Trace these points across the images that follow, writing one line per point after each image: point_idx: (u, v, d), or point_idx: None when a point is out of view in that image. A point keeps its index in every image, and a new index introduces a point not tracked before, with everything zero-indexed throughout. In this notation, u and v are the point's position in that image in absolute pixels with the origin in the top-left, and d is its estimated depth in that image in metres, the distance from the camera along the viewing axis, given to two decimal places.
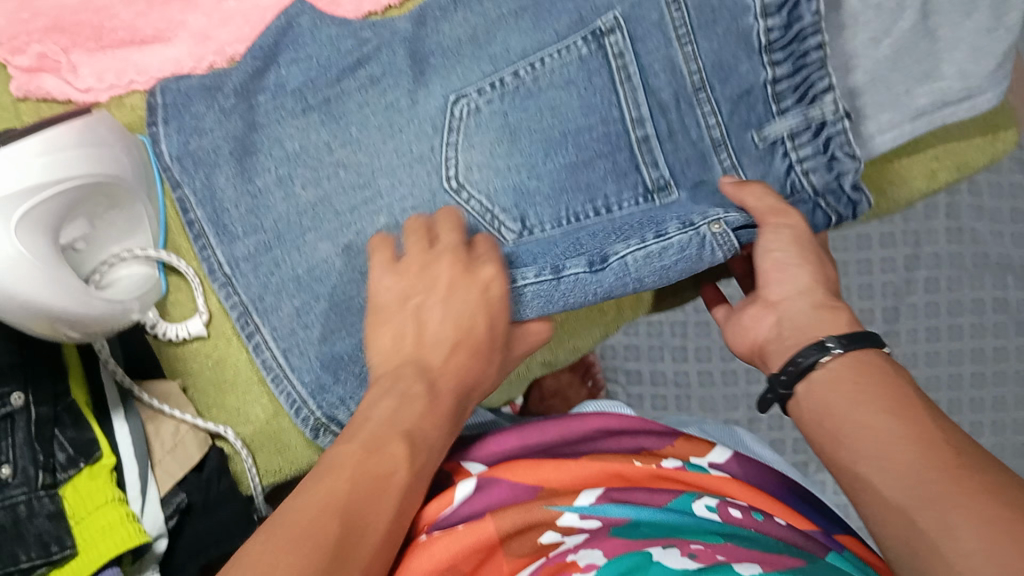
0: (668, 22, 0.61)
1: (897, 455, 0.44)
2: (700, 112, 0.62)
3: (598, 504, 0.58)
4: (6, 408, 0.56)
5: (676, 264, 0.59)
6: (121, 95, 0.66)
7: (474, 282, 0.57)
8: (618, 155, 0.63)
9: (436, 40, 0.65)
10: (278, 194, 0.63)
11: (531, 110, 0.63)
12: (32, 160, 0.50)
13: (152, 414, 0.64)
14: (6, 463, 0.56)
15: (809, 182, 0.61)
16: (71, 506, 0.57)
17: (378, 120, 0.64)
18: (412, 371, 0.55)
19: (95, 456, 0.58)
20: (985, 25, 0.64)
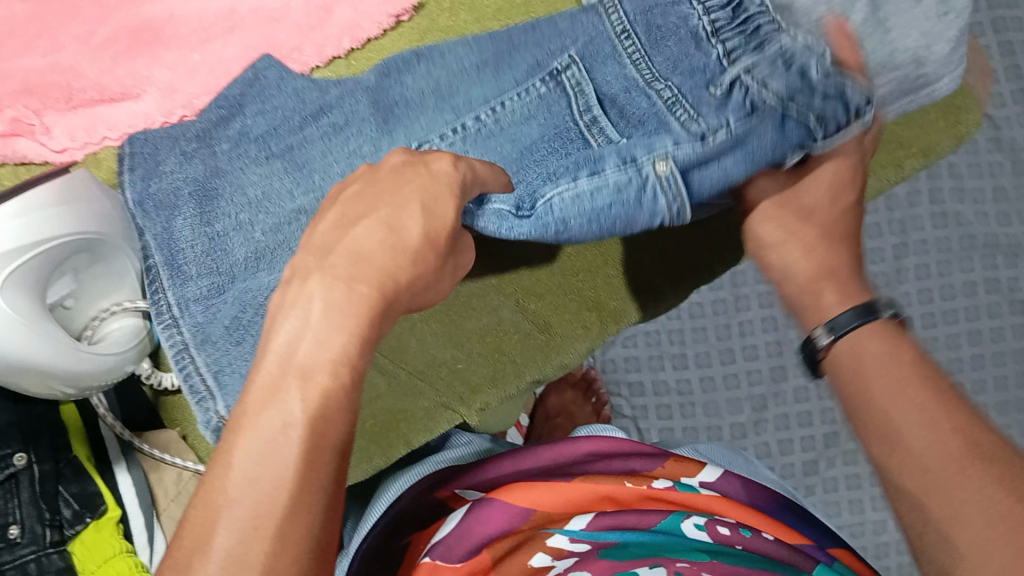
0: (623, 49, 0.58)
1: (901, 432, 0.46)
2: (652, 91, 0.56)
3: (587, 527, 0.61)
4: (8, 468, 0.58)
5: (611, 208, 0.49)
6: (94, 151, 0.68)
7: (425, 176, 0.44)
8: (569, 146, 0.57)
9: (400, 91, 0.63)
10: (235, 240, 0.60)
11: (495, 147, 0.59)
12: (6, 225, 0.51)
13: (154, 464, 0.65)
14: (14, 523, 0.57)
15: (769, 91, 0.48)
16: (79, 560, 0.59)
17: (341, 166, 0.61)
18: (311, 262, 0.43)
19: (99, 509, 0.60)
20: (934, 10, 0.65)
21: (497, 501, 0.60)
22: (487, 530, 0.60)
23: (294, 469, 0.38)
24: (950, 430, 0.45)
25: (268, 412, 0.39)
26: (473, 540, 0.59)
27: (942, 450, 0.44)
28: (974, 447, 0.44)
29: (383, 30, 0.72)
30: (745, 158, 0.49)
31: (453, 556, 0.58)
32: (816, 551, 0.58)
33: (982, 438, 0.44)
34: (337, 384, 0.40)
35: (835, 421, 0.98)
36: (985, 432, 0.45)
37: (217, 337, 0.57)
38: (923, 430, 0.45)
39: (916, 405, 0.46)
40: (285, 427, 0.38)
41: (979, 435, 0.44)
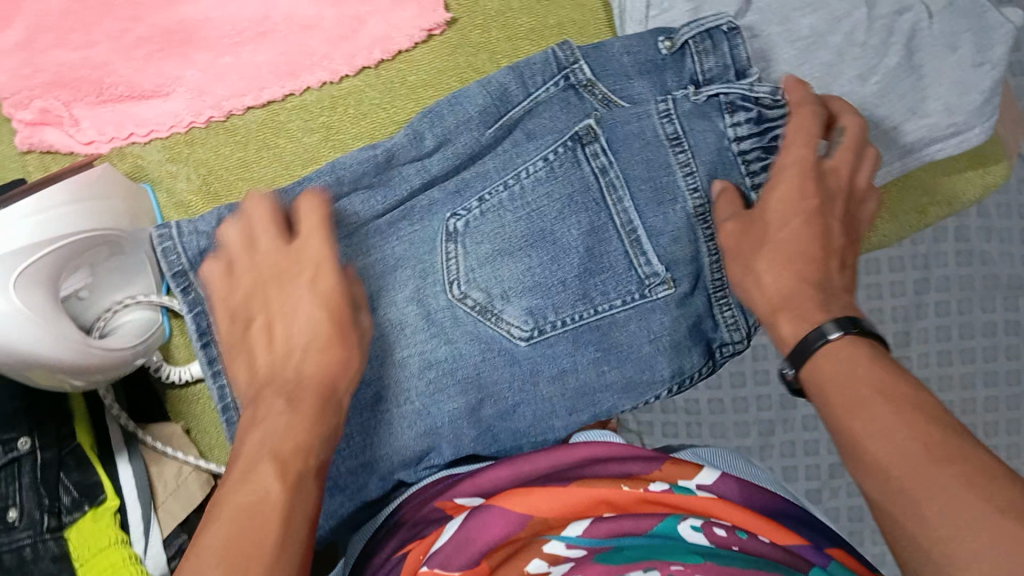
0: (674, 157, 0.66)
1: (866, 448, 0.44)
2: (672, 156, 0.66)
3: (585, 533, 0.59)
4: (12, 452, 0.59)
5: (517, 217, 0.66)
6: (121, 146, 0.68)
7: (299, 285, 0.54)
8: (589, 195, 0.66)
9: (504, 226, 0.66)
10: (411, 431, 0.66)
11: (536, 261, 0.66)
12: (14, 227, 0.51)
13: (156, 457, 0.66)
14: (13, 507, 0.58)
15: (740, 146, 0.65)
16: (74, 547, 0.60)
17: (495, 247, 0.66)
18: (273, 391, 0.51)
19: (98, 498, 0.61)
20: (970, 59, 0.69)
21: (496, 508, 0.60)
22: (487, 535, 0.59)
23: (284, 512, 0.45)
24: (901, 410, 0.44)
25: (242, 488, 0.45)
26: (473, 546, 0.58)
27: (907, 454, 0.42)
28: (932, 445, 0.42)
29: (416, 42, 0.72)
30: (573, 160, 0.66)
31: (454, 565, 0.57)
32: (811, 553, 0.57)
33: (940, 436, 0.42)
34: (289, 495, 0.46)
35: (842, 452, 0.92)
36: (937, 423, 0.43)
37: None
38: (891, 437, 0.43)
39: (871, 412, 0.45)
40: (262, 497, 0.45)
41: (928, 418, 0.43)
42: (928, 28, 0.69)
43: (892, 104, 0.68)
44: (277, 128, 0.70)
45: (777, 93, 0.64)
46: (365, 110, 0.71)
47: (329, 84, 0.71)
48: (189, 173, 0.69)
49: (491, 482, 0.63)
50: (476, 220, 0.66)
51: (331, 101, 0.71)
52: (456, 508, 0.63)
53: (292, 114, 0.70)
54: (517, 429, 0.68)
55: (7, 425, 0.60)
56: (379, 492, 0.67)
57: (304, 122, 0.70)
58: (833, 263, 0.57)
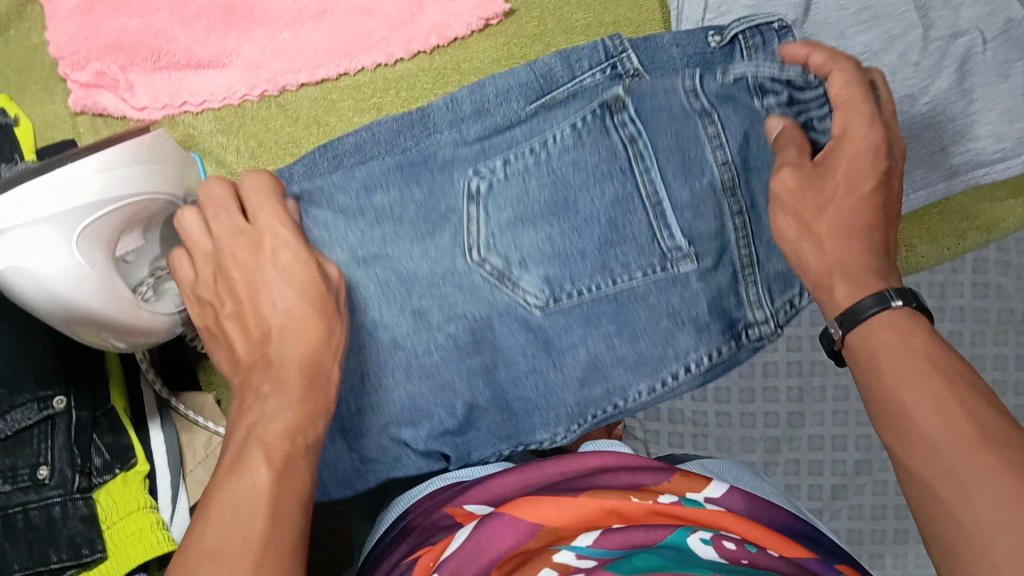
0: (703, 129, 0.60)
1: (916, 423, 0.46)
2: (702, 128, 0.60)
3: (595, 543, 0.59)
4: (47, 410, 0.59)
5: (539, 182, 0.60)
6: (173, 113, 0.69)
7: (271, 263, 0.53)
8: (614, 163, 0.60)
9: (523, 194, 0.60)
10: (428, 382, 0.63)
11: (558, 228, 0.61)
12: (92, 177, 0.51)
13: (187, 425, 0.67)
14: (44, 464, 0.59)
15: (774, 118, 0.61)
16: (103, 509, 0.60)
17: (511, 215, 0.60)
18: (258, 374, 0.52)
19: (129, 462, 0.62)
20: (1020, 87, 0.69)
21: (507, 516, 0.60)
22: (498, 543, 0.59)
23: (271, 502, 0.46)
24: (957, 395, 0.46)
25: (230, 480, 0.47)
26: (484, 556, 0.58)
27: (951, 436, 0.45)
28: (985, 433, 0.45)
29: (472, 30, 0.72)
30: (600, 128, 0.60)
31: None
32: (819, 566, 0.58)
33: (994, 423, 0.45)
34: (279, 479, 0.47)
35: (845, 474, 0.88)
36: (986, 407, 0.46)
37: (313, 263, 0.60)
38: (942, 417, 0.46)
39: (926, 388, 0.47)
40: (250, 488, 0.46)
41: (977, 403, 0.46)
42: (982, 53, 0.69)
43: (942, 129, 0.70)
44: (329, 106, 0.71)
45: (805, 74, 0.59)
46: (417, 94, 0.71)
47: (382, 66, 0.71)
48: (239, 145, 0.70)
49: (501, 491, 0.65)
50: (499, 186, 0.60)
51: (383, 83, 0.71)
52: (465, 515, 0.64)
53: (344, 93, 0.71)
54: (525, 398, 0.64)
55: (42, 383, 0.60)
56: (384, 454, 0.65)
57: (355, 102, 0.71)
58: (890, 233, 0.57)
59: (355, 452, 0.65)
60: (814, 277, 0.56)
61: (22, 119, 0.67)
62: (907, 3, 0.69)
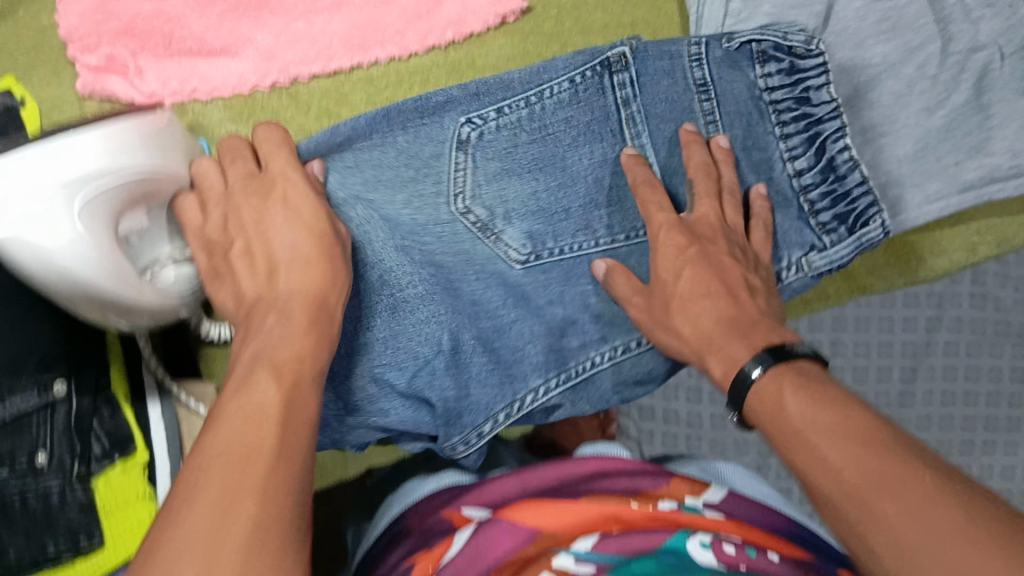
0: (700, 104, 0.68)
1: (807, 478, 0.47)
2: (698, 102, 0.68)
3: (595, 548, 0.56)
4: (48, 396, 0.58)
5: (531, 141, 0.68)
6: (183, 101, 0.68)
7: (277, 202, 0.56)
8: (607, 121, 0.68)
9: (515, 146, 0.67)
10: (413, 319, 0.63)
11: (548, 182, 0.67)
12: (96, 147, 0.49)
13: (186, 414, 0.67)
14: (43, 450, 0.58)
15: (773, 98, 0.68)
16: (100, 497, 0.60)
17: (497, 165, 0.67)
18: (265, 307, 0.52)
19: (129, 450, 0.61)
20: None
21: (506, 521, 0.60)
22: (497, 549, 0.59)
23: (280, 415, 0.45)
24: (857, 439, 0.46)
25: (236, 399, 0.45)
26: (483, 561, 0.58)
27: (845, 470, 0.45)
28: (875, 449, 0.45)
29: (489, 27, 0.72)
30: (597, 88, 0.68)
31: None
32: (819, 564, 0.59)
33: (874, 434, 0.46)
34: (290, 408, 0.46)
35: None
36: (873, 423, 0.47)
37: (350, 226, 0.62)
38: (838, 462, 0.45)
39: (827, 424, 0.47)
40: (260, 407, 0.45)
41: (862, 421, 0.47)
42: (999, 69, 0.69)
43: (958, 141, 0.69)
44: (340, 98, 0.71)
45: (810, 42, 0.67)
46: (430, 89, 0.72)
47: (396, 60, 0.71)
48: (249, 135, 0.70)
49: (500, 494, 0.68)
50: (496, 135, 0.67)
51: (397, 77, 0.71)
52: (463, 518, 0.65)
53: (356, 86, 0.71)
54: (513, 349, 0.66)
55: (47, 365, 0.59)
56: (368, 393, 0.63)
57: (368, 95, 0.71)
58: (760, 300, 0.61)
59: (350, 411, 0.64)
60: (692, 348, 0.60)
61: (29, 102, 0.66)
62: (927, 16, 0.69)
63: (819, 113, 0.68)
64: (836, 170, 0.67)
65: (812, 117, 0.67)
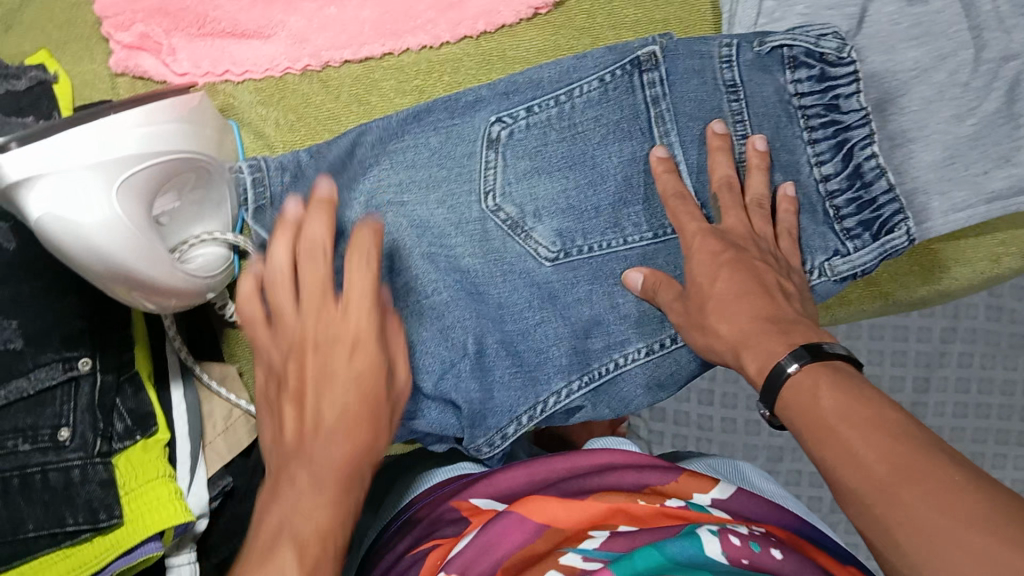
0: (729, 103, 0.68)
1: (840, 478, 0.45)
2: (726, 100, 0.68)
3: (601, 547, 0.58)
4: (72, 371, 0.60)
5: (560, 141, 0.68)
6: (214, 81, 0.68)
7: (344, 348, 0.51)
8: (636, 120, 0.68)
9: (545, 146, 0.68)
10: (439, 323, 0.66)
11: (577, 182, 0.68)
12: (132, 130, 0.50)
13: (207, 394, 0.67)
14: (65, 425, 0.59)
15: (802, 103, 0.68)
16: (121, 474, 0.60)
17: (527, 165, 0.68)
18: (297, 463, 0.50)
19: (150, 430, 0.62)
20: None
21: (516, 513, 0.60)
22: (505, 541, 0.59)
23: None
24: (887, 435, 0.44)
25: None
26: (491, 556, 0.58)
27: (882, 471, 0.43)
28: (913, 458, 0.43)
29: (520, 18, 0.72)
30: (626, 88, 0.68)
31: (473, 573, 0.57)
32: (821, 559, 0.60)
33: (913, 436, 0.44)
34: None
35: None
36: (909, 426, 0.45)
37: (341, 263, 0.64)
38: (872, 457, 0.44)
39: (843, 409, 0.47)
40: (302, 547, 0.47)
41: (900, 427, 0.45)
42: None
43: (987, 150, 0.69)
44: (370, 85, 0.71)
45: (842, 50, 0.65)
46: (459, 79, 0.71)
47: (428, 48, 0.71)
48: (278, 118, 0.70)
49: (508, 486, 0.67)
50: (524, 136, 0.68)
51: (427, 66, 0.71)
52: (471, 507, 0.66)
53: (387, 73, 0.71)
54: (539, 350, 0.68)
55: (71, 343, 0.60)
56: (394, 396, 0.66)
57: (397, 83, 0.71)
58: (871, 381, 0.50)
59: None
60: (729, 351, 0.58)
61: (62, 77, 0.67)
62: (960, 22, 0.69)
63: (848, 120, 0.67)
64: (864, 177, 0.67)
65: (840, 124, 0.67)
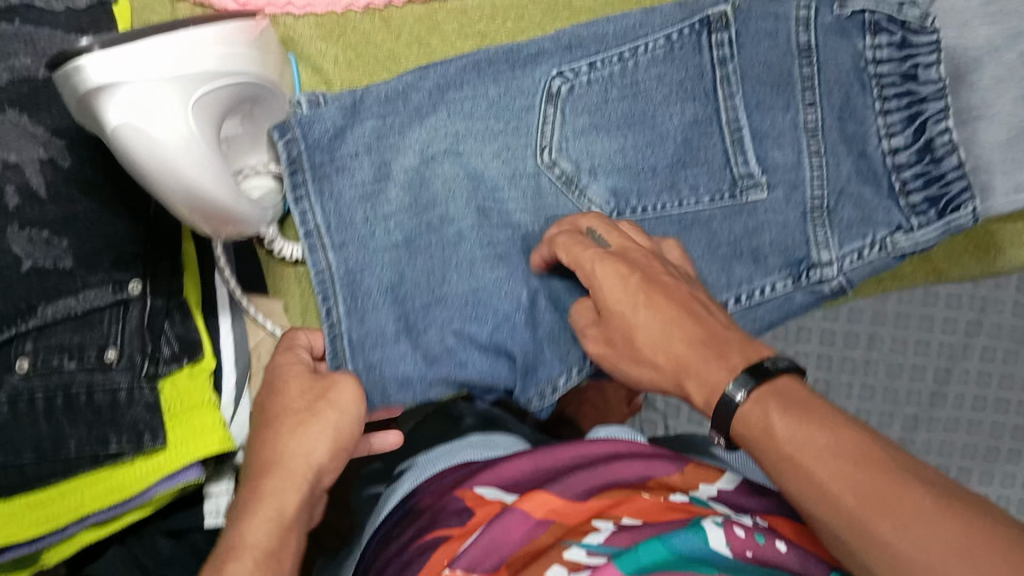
0: (799, 66, 0.67)
1: (810, 507, 0.46)
2: (797, 64, 0.67)
3: (606, 542, 0.57)
4: (122, 294, 0.60)
5: (619, 100, 0.67)
6: (276, 13, 0.68)
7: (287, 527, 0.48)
8: (700, 83, 0.68)
9: (608, 103, 0.67)
10: (492, 275, 0.65)
11: (636, 143, 0.67)
12: (208, 48, 0.49)
13: (255, 327, 0.67)
14: (114, 347, 0.59)
15: (879, 70, 0.67)
16: (166, 400, 0.60)
17: (586, 120, 0.67)
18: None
19: (197, 355, 0.61)
20: None
21: (518, 510, 0.60)
22: (509, 538, 0.59)
23: None
24: (857, 461, 0.45)
25: None
26: (496, 554, 0.57)
27: (860, 500, 0.44)
28: (889, 477, 0.44)
29: None
30: (694, 47, 0.67)
31: (480, 568, 0.56)
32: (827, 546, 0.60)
33: (881, 452, 0.45)
34: None
35: None
36: (870, 441, 0.46)
37: (375, 214, 0.64)
38: (843, 491, 0.44)
39: (809, 431, 0.46)
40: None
41: (863, 443, 0.45)
42: None
43: None
44: (432, 28, 0.70)
45: (925, 19, 0.64)
46: (523, 27, 0.71)
47: None
48: (337, 55, 0.69)
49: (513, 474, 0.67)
50: (587, 92, 0.67)
51: (491, 11, 0.70)
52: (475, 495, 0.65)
53: (449, 17, 0.70)
54: None
55: (123, 266, 0.60)
56: (441, 345, 0.64)
57: (460, 26, 0.70)
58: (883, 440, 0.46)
59: (417, 351, 0.64)
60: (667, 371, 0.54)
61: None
62: None
63: (924, 93, 0.65)
64: (934, 152, 0.65)
65: (917, 96, 0.65)
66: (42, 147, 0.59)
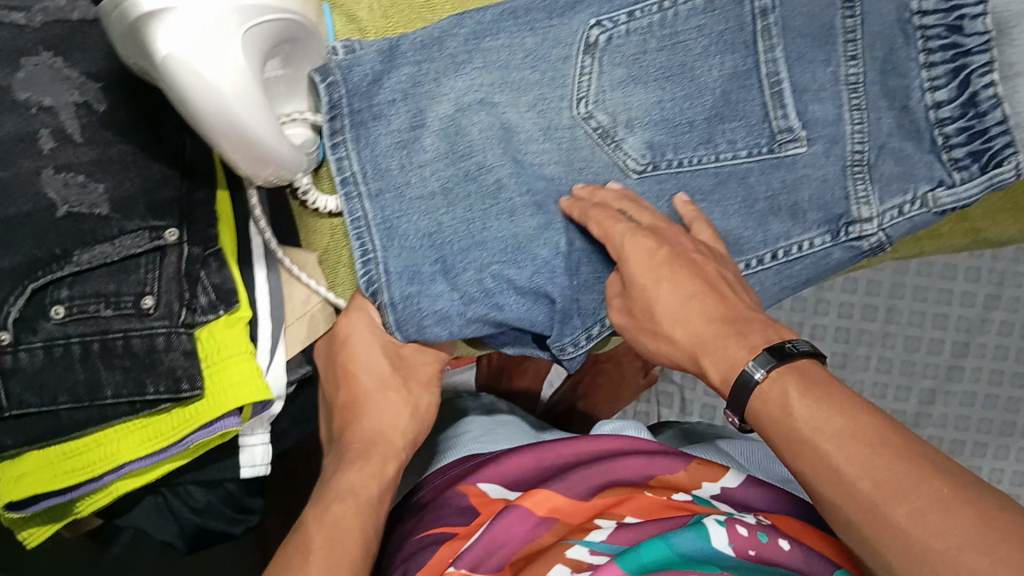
0: (842, 17, 0.66)
1: (824, 491, 0.48)
2: (840, 16, 0.66)
3: (607, 541, 0.62)
4: (158, 241, 0.59)
5: (656, 52, 0.66)
6: None
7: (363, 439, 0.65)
8: (740, 35, 0.66)
9: (646, 54, 0.66)
10: (531, 222, 0.64)
11: (672, 95, 0.66)
12: None
13: (289, 278, 0.66)
14: (150, 294, 0.58)
15: (922, 24, 0.65)
16: (203, 349, 0.59)
17: (623, 72, 0.66)
18: None
19: (234, 305, 0.59)
20: None
21: (519, 509, 0.64)
22: (511, 537, 0.64)
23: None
24: (866, 443, 0.47)
25: None
26: (498, 554, 0.62)
27: (865, 482, 0.46)
28: (897, 461, 0.46)
29: None
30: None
31: (482, 567, 0.61)
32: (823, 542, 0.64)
33: (894, 439, 0.47)
34: None
35: None
36: (884, 426, 0.48)
37: (410, 161, 0.63)
38: (851, 471, 0.47)
39: (826, 415, 0.49)
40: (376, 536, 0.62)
41: (874, 426, 0.48)
42: None
43: None
44: None
45: None
46: None
47: None
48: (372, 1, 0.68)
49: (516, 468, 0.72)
50: (624, 41, 0.66)
51: None
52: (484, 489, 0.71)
53: None
54: None
55: (158, 214, 0.59)
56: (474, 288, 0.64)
57: None
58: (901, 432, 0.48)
59: (454, 291, 0.64)
60: (686, 358, 0.58)
61: None
62: None
63: (969, 44, 0.64)
64: (978, 106, 0.64)
65: (961, 48, 0.64)
66: (77, 90, 0.58)
